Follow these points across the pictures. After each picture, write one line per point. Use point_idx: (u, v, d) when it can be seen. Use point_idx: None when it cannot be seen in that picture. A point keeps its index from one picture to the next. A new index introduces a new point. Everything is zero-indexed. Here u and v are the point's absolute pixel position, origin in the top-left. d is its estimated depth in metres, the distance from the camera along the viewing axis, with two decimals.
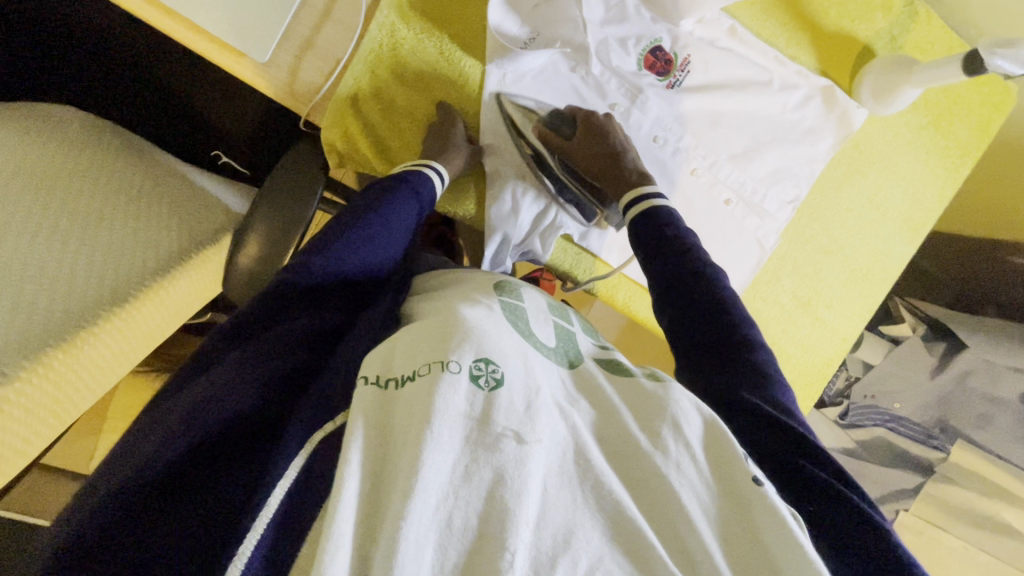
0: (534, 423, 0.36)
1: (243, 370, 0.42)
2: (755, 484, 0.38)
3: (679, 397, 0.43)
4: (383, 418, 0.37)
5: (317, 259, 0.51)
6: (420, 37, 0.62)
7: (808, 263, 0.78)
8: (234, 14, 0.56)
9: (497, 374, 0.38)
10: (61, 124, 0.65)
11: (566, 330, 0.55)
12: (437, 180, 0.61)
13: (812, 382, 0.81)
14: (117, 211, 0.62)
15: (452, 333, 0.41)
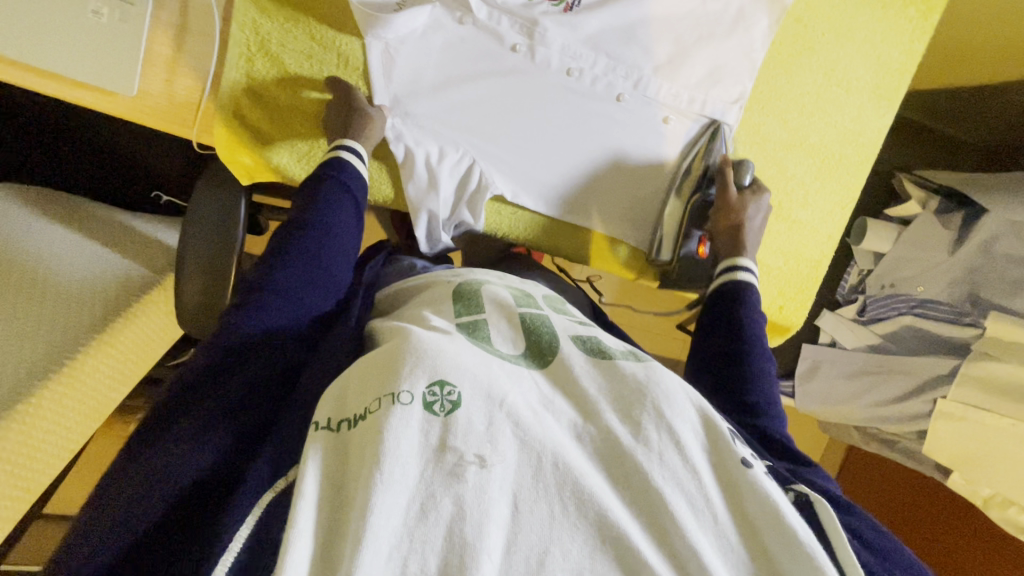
0: (495, 441, 0.34)
1: (200, 425, 0.41)
2: (743, 467, 0.37)
3: (663, 379, 0.40)
4: (339, 468, 0.36)
5: (270, 294, 0.49)
6: (286, 27, 0.59)
7: (770, 163, 0.72)
8: (74, 46, 0.53)
9: (453, 396, 0.35)
10: None
11: (540, 318, 0.48)
12: (356, 162, 0.58)
13: (802, 290, 0.75)
14: (46, 275, 0.63)
15: (402, 353, 0.38)
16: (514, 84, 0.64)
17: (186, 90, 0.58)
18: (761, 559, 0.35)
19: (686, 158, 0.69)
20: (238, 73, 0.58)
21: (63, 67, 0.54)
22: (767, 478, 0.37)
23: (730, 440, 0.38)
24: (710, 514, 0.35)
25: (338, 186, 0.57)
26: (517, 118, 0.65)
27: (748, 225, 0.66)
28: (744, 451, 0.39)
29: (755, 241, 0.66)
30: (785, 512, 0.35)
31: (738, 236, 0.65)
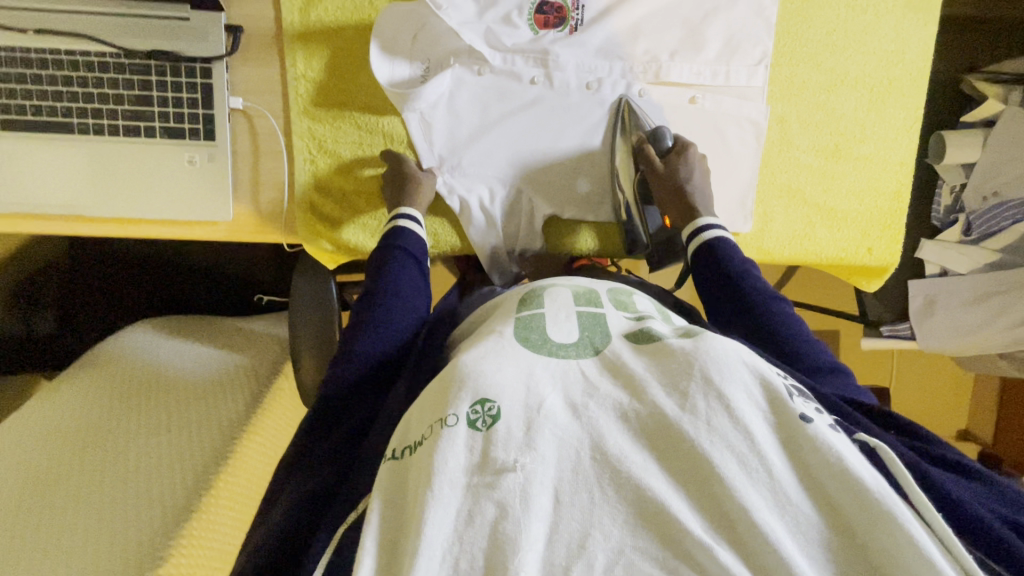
0: (535, 442, 0.36)
1: (297, 486, 0.48)
2: (801, 423, 0.36)
3: (712, 347, 0.40)
4: (401, 493, 0.38)
5: (349, 364, 0.55)
6: (336, 124, 0.67)
7: (815, 109, 0.70)
8: (187, 193, 0.65)
9: (493, 410, 0.37)
10: (134, 343, 0.80)
11: (594, 314, 0.47)
12: (415, 226, 0.64)
13: (888, 226, 0.72)
14: (201, 386, 0.76)
15: (448, 378, 0.40)
16: (541, 114, 0.67)
17: (269, 203, 0.67)
18: (823, 510, 0.35)
19: (615, 143, 0.68)
20: (306, 174, 0.67)
21: (179, 213, 0.66)
22: (828, 431, 0.37)
23: (786, 397, 0.38)
24: (762, 471, 0.35)
25: (394, 247, 0.62)
26: (552, 137, 0.68)
27: (690, 186, 0.65)
28: (804, 407, 0.38)
29: (704, 195, 0.65)
30: (851, 464, 0.34)
31: (685, 200, 0.65)
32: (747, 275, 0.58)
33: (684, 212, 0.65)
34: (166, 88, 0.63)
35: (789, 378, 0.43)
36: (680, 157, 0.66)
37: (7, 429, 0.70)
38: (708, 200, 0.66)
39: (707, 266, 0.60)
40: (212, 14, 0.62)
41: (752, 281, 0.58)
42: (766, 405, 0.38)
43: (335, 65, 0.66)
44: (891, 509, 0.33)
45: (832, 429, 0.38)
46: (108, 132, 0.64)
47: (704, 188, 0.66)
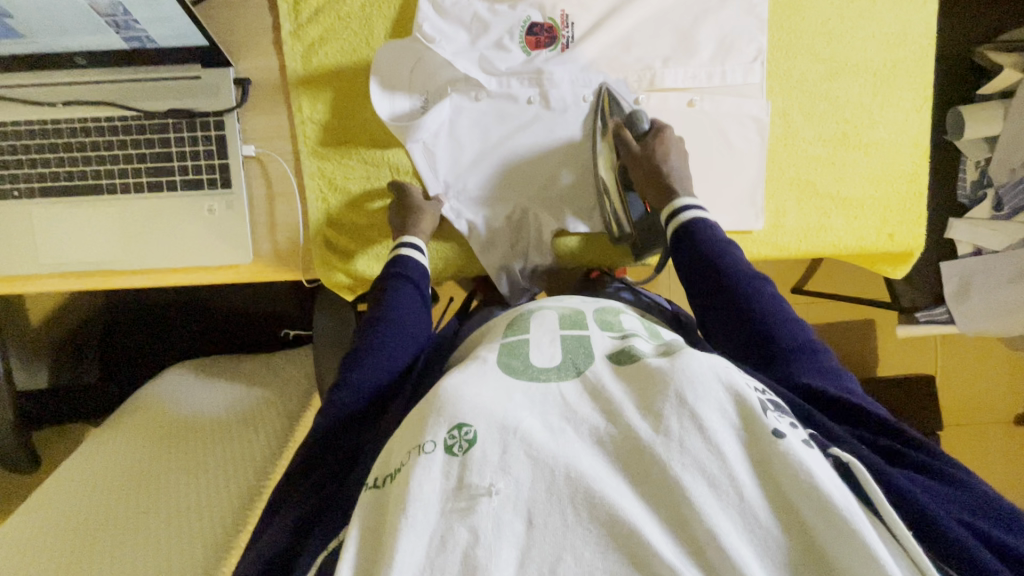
0: (508, 467, 0.37)
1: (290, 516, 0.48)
2: (773, 440, 0.37)
3: (689, 365, 0.40)
4: (377, 519, 0.39)
5: (342, 392, 0.55)
6: (344, 162, 0.69)
7: (818, 99, 0.68)
8: (212, 239, 0.68)
9: (469, 435, 0.38)
10: (174, 383, 0.84)
11: (579, 336, 0.49)
12: (416, 255, 0.65)
13: (908, 211, 0.70)
14: (236, 422, 0.79)
15: (428, 403, 0.41)
16: (538, 133, 0.68)
17: (286, 242, 0.70)
18: (792, 530, 0.35)
19: (595, 132, 0.68)
20: (319, 212, 0.69)
21: (202, 259, 0.69)
22: (802, 448, 0.37)
23: (759, 413, 0.38)
24: (732, 489, 0.35)
25: (395, 277, 0.64)
26: (553, 152, 0.69)
27: (666, 166, 0.63)
28: (777, 422, 0.39)
29: (683, 177, 0.64)
30: (821, 483, 0.35)
31: (661, 181, 0.63)
32: (725, 257, 0.58)
33: (661, 193, 0.63)
34: (184, 144, 0.67)
35: (769, 391, 0.43)
36: (656, 139, 0.65)
37: (65, 469, 0.74)
38: (687, 182, 0.64)
39: (690, 257, 0.59)
40: (221, 70, 0.66)
41: (736, 271, 0.57)
42: (738, 420, 0.38)
43: (338, 106, 0.68)
44: (859, 527, 0.33)
45: (807, 445, 0.38)
46: (133, 189, 0.68)
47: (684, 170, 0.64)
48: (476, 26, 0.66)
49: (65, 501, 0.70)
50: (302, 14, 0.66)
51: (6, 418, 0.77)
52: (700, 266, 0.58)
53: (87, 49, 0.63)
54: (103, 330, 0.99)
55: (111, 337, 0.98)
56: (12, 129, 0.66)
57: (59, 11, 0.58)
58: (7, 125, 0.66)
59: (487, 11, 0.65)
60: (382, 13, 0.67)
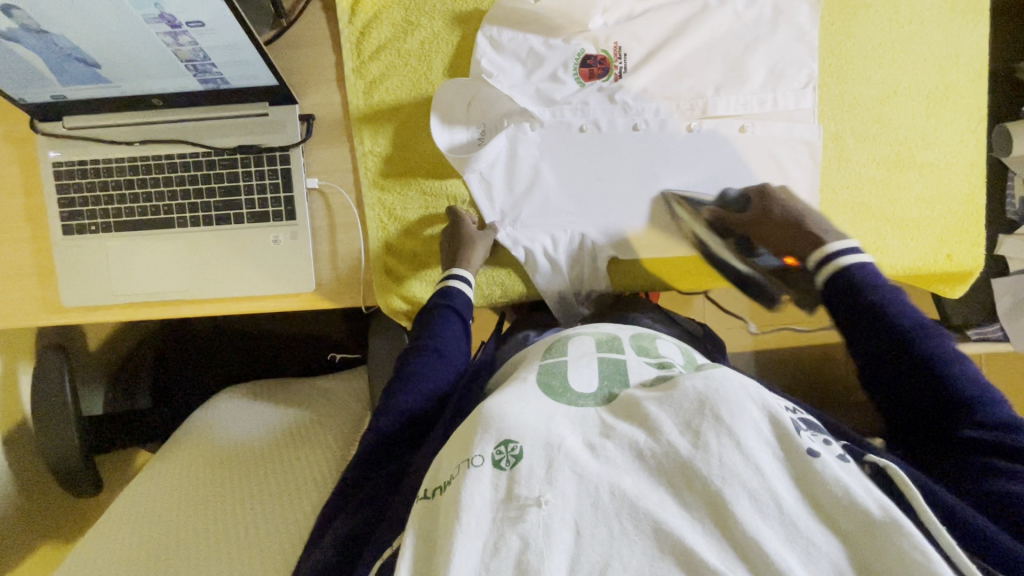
0: (555, 482, 0.38)
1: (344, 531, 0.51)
2: (809, 458, 0.38)
3: (722, 385, 0.42)
4: (429, 528, 0.40)
5: (383, 418, 0.58)
6: (403, 193, 0.71)
7: (870, 122, 0.69)
8: (276, 269, 0.71)
9: (516, 449, 0.40)
10: (227, 408, 0.87)
11: (615, 361, 0.53)
12: (463, 286, 0.66)
13: (966, 231, 0.70)
14: (295, 445, 0.81)
15: (474, 421, 0.44)
16: (593, 158, 0.70)
17: (347, 269, 0.72)
18: (836, 541, 0.35)
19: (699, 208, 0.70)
20: (379, 242, 0.71)
21: (267, 288, 0.71)
22: (835, 465, 0.38)
23: (793, 433, 0.39)
24: (776, 508, 0.36)
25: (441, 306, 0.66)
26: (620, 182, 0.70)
27: (783, 218, 0.63)
28: (810, 442, 0.40)
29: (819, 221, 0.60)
30: (857, 493, 0.36)
31: (798, 226, 0.61)
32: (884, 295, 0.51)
33: (793, 237, 0.62)
34: (252, 177, 0.70)
35: (802, 414, 0.45)
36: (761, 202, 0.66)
37: (133, 493, 0.77)
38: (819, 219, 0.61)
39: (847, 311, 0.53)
40: (288, 107, 0.69)
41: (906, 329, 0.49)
42: (776, 441, 0.39)
43: (397, 139, 0.70)
44: (900, 535, 0.34)
45: (840, 463, 0.39)
46: (204, 222, 0.71)
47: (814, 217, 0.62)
48: (532, 59, 0.68)
49: (136, 524, 0.71)
50: (364, 53, 0.69)
51: (73, 443, 0.79)
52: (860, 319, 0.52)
53: (164, 91, 0.67)
54: (161, 352, 1.02)
55: (170, 360, 1.02)
56: (91, 167, 0.70)
57: (142, 55, 0.61)
58: (85, 164, 0.70)
59: (542, 46, 0.67)
60: (442, 49, 0.69)
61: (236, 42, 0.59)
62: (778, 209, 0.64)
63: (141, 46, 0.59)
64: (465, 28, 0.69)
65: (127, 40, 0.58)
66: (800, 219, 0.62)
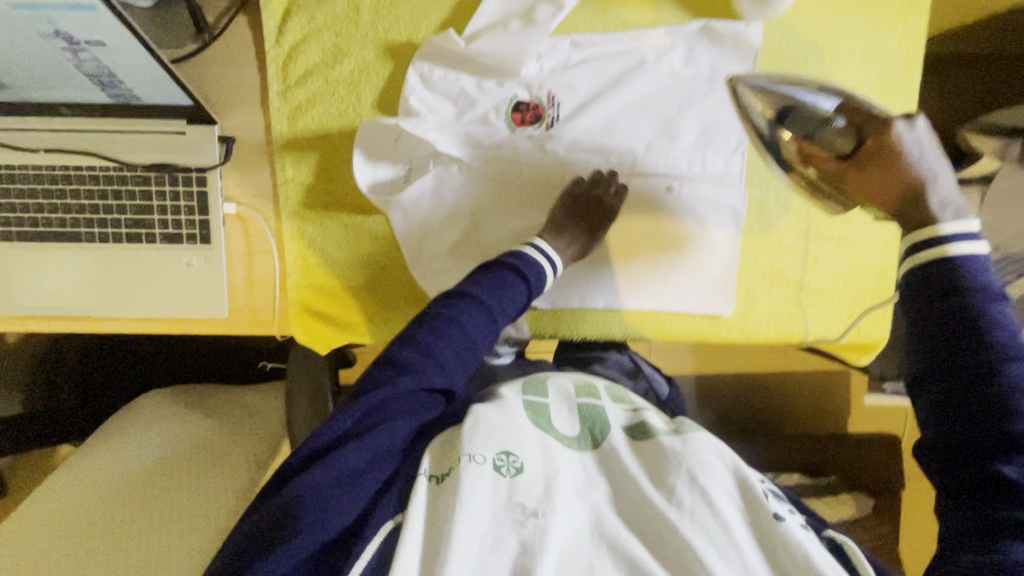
0: (552, 499, 0.46)
1: (353, 471, 0.46)
2: (775, 522, 0.46)
3: (698, 449, 0.51)
4: (432, 512, 0.46)
5: (409, 379, 0.52)
6: (323, 225, 0.69)
7: (794, 194, 0.69)
8: (188, 292, 0.69)
9: (517, 462, 0.48)
10: (143, 413, 0.84)
11: (590, 407, 0.57)
12: (548, 267, 0.64)
13: (874, 307, 0.71)
14: (208, 460, 0.79)
15: (471, 425, 0.51)
16: (519, 204, 0.69)
17: (263, 297, 0.70)
18: None
19: (815, 123, 0.51)
20: (297, 272, 0.70)
21: (179, 310, 0.70)
22: (796, 530, 0.46)
23: (761, 498, 0.48)
24: (735, 558, 0.44)
25: (510, 271, 0.61)
26: None
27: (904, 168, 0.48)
28: (776, 507, 0.48)
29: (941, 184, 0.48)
30: (813, 556, 0.44)
31: (915, 197, 0.47)
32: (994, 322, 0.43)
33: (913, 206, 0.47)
34: (165, 197, 0.67)
35: (768, 482, 0.53)
36: (869, 134, 0.49)
37: (38, 501, 0.75)
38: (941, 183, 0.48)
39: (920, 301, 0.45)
40: (206, 127, 0.66)
41: (985, 343, 0.42)
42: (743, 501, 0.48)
43: (319, 169, 0.68)
44: None
45: (801, 528, 0.47)
46: (113, 239, 0.68)
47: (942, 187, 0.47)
48: (462, 100, 0.66)
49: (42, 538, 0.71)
50: (289, 78, 0.66)
51: None
52: (931, 314, 0.44)
53: (72, 101, 0.63)
54: (78, 351, 0.97)
55: (88, 360, 0.97)
56: None
57: (44, 69, 0.58)
58: None
59: (473, 88, 0.66)
60: (370, 81, 0.66)
61: (144, 65, 0.57)
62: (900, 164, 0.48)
63: (41, 59, 0.56)
64: (395, 61, 0.66)
65: (23, 51, 0.55)
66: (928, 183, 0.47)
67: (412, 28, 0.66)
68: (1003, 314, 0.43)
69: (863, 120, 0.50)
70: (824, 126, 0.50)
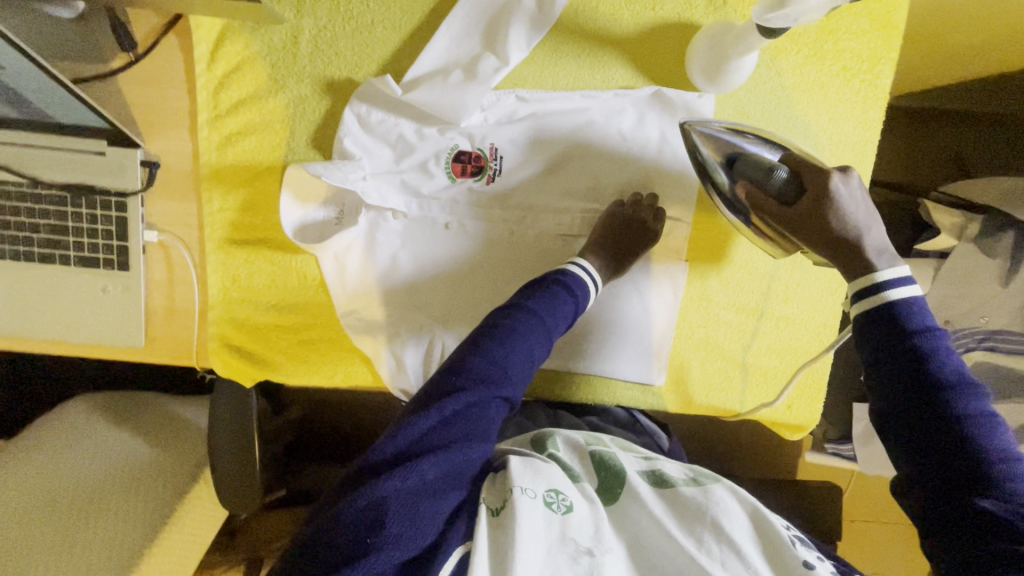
0: (601, 537, 0.45)
1: (410, 496, 0.43)
2: (802, 569, 0.44)
3: (719, 496, 0.49)
4: (494, 543, 0.43)
5: (462, 396, 0.50)
6: (249, 260, 0.67)
7: (737, 269, 0.68)
8: (103, 319, 0.66)
9: (566, 500, 0.47)
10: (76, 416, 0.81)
11: (603, 454, 0.55)
12: (588, 282, 0.61)
13: (808, 388, 0.71)
14: (125, 485, 0.75)
15: (514, 463, 0.50)
16: (457, 258, 0.66)
17: (183, 328, 0.68)
18: None
19: (772, 168, 0.54)
20: (219, 307, 0.67)
21: (93, 336, 0.66)
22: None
23: (787, 544, 0.46)
24: None
25: (562, 289, 0.59)
26: (482, 287, 0.67)
27: (840, 218, 0.52)
28: (806, 553, 0.46)
29: (873, 232, 0.53)
30: None
31: (855, 244, 0.52)
32: (938, 358, 0.46)
33: (845, 258, 0.53)
34: (82, 219, 0.63)
35: (793, 527, 0.50)
36: (810, 184, 0.54)
37: None
38: (873, 229, 0.53)
39: (885, 350, 0.48)
40: (128, 150, 0.61)
41: (945, 383, 0.45)
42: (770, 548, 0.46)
43: (249, 202, 0.66)
44: None
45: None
46: (25, 257, 0.65)
47: (873, 231, 0.53)
48: (401, 145, 0.63)
49: None
50: (221, 106, 0.63)
51: None
52: (899, 361, 0.47)
53: None
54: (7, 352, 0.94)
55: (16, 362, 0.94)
56: None
57: None
58: None
59: (413, 134, 0.63)
60: (307, 117, 0.64)
61: (51, 86, 0.53)
62: (838, 213, 0.52)
63: None
64: (334, 98, 0.63)
65: None
66: (861, 233, 0.52)
67: (353, 65, 0.63)
68: (941, 349, 0.47)
69: (802, 172, 0.54)
70: (768, 175, 0.54)
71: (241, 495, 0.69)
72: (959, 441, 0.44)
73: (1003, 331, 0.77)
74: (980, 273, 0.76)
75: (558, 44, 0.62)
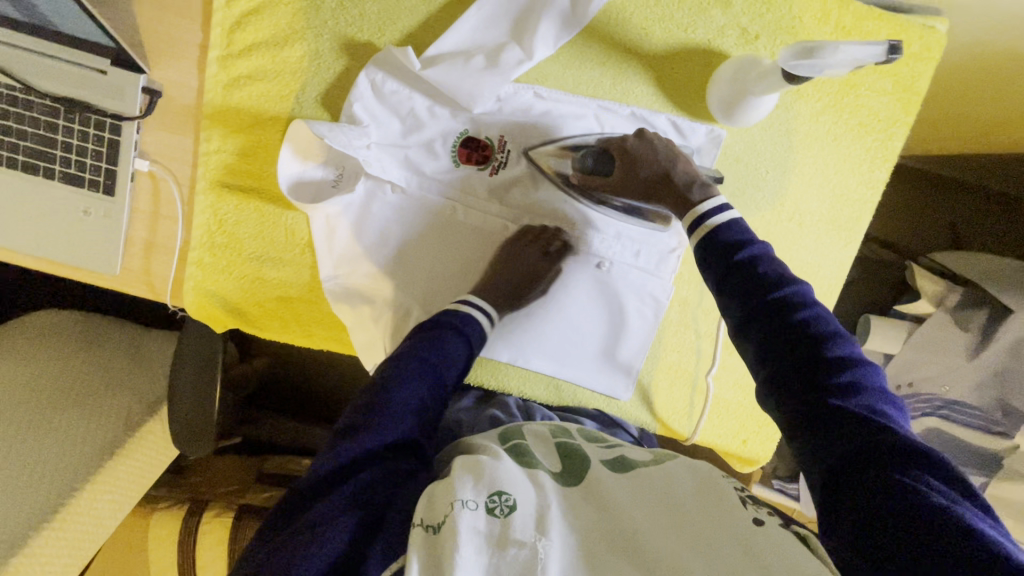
0: (546, 531, 0.41)
1: (323, 526, 0.45)
2: (753, 526, 0.41)
3: (677, 476, 0.47)
4: (434, 561, 0.40)
5: (366, 435, 0.51)
6: (239, 208, 0.66)
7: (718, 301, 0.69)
8: (80, 241, 0.64)
9: (509, 500, 0.42)
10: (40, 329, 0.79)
11: (570, 451, 0.53)
12: (480, 317, 0.61)
13: (766, 426, 0.72)
14: (78, 407, 0.74)
15: (460, 470, 0.46)
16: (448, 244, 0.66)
17: (160, 263, 0.66)
18: None
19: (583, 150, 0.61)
20: (201, 249, 0.66)
21: (66, 257, 0.64)
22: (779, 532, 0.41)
23: (737, 503, 0.44)
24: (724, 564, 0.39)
25: (449, 329, 0.59)
26: (467, 274, 0.66)
27: (649, 170, 0.58)
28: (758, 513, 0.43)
29: (685, 172, 0.58)
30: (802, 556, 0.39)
31: (664, 181, 0.58)
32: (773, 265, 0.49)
33: (673, 197, 0.57)
34: (72, 135, 0.61)
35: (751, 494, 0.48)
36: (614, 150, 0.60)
37: None
38: (687, 168, 0.58)
39: (724, 271, 0.50)
40: (132, 74, 0.60)
41: (773, 284, 0.48)
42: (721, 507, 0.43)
43: (248, 148, 0.64)
44: None
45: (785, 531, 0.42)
46: (8, 163, 0.62)
47: (685, 168, 0.58)
48: (411, 120, 0.62)
49: None
50: (234, 45, 0.62)
51: None
52: (737, 279, 0.50)
53: None
54: None
55: None
56: None
57: None
58: None
59: (424, 110, 0.62)
60: (320, 73, 0.63)
61: None
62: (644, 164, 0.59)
63: None
64: (350, 59, 0.62)
65: None
66: (671, 172, 0.58)
67: (376, 29, 0.62)
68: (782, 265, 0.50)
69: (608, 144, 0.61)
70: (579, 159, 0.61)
71: (191, 441, 0.69)
72: (800, 343, 0.46)
73: (959, 402, 0.79)
74: (950, 345, 0.78)
75: (584, 47, 0.62)
